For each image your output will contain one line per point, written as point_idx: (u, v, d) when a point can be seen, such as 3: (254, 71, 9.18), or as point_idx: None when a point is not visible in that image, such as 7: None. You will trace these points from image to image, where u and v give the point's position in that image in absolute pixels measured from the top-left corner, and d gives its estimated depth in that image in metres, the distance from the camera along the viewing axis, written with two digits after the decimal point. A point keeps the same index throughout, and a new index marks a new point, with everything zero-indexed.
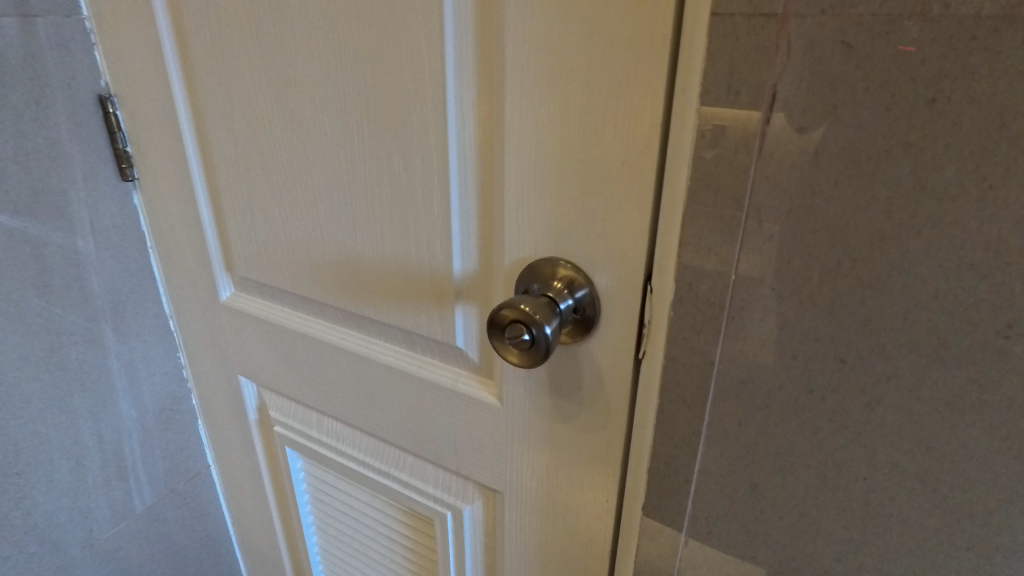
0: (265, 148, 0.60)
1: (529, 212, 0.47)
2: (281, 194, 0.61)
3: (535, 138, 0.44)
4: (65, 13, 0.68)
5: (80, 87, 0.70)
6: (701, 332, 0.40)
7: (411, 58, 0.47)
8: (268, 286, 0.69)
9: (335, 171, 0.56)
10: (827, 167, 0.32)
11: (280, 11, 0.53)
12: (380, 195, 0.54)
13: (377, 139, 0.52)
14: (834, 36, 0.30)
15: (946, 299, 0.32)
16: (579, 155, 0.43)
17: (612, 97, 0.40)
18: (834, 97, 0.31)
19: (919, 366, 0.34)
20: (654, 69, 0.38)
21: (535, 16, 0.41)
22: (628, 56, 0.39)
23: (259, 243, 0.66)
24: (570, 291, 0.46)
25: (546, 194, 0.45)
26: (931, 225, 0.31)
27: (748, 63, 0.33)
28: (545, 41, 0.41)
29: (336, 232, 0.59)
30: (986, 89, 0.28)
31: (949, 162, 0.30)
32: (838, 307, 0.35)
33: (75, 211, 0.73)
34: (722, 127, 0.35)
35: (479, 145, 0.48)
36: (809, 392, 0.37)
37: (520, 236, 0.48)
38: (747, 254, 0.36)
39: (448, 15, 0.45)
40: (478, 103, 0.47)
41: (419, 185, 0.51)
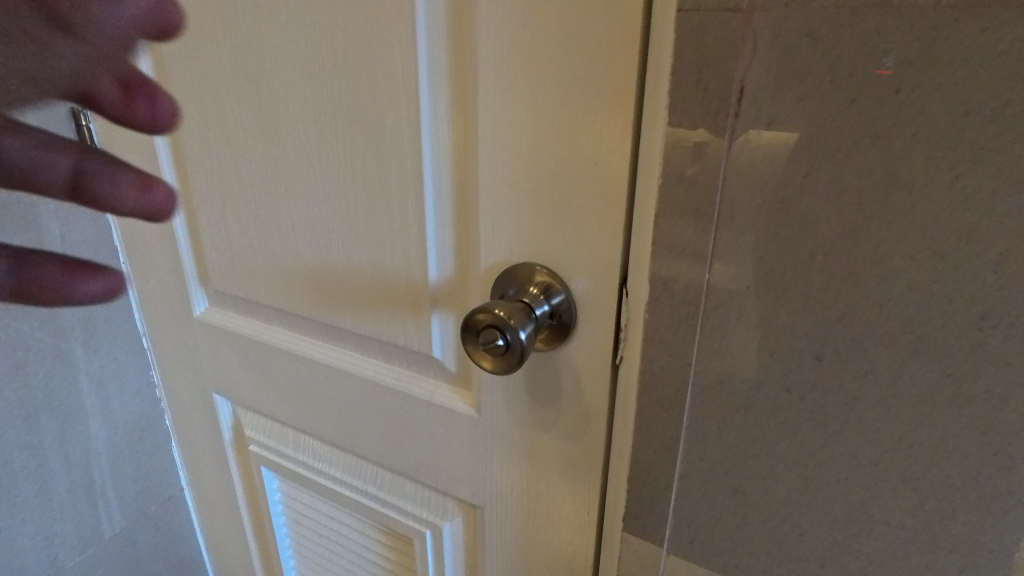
0: (239, 157, 0.60)
1: (504, 216, 0.46)
2: (254, 203, 0.60)
3: (509, 140, 0.44)
4: None
5: None
6: (677, 332, 0.39)
7: (385, 63, 0.47)
8: (243, 299, 0.68)
9: (309, 178, 0.55)
10: (796, 160, 0.32)
11: (255, 18, 0.52)
12: (356, 202, 0.53)
13: (351, 145, 0.51)
14: (799, 29, 0.30)
15: (919, 292, 0.32)
16: (552, 157, 0.43)
17: (585, 97, 0.40)
18: (801, 89, 0.31)
19: (896, 361, 0.33)
20: (625, 67, 0.38)
21: (507, 19, 0.41)
22: (599, 54, 0.39)
23: (233, 255, 0.65)
24: (547, 297, 0.45)
25: (521, 197, 0.45)
26: (902, 216, 0.31)
27: (715, 58, 0.32)
28: (517, 43, 0.41)
29: (311, 241, 0.58)
30: (949, 78, 0.28)
31: (916, 152, 0.30)
32: (813, 303, 0.34)
33: (44, 224, 0.71)
34: (692, 123, 0.34)
35: (453, 148, 0.48)
36: (788, 391, 0.37)
37: (495, 240, 0.48)
38: (720, 251, 0.36)
39: (421, 19, 0.45)
40: (452, 107, 0.47)
41: (394, 191, 0.51)
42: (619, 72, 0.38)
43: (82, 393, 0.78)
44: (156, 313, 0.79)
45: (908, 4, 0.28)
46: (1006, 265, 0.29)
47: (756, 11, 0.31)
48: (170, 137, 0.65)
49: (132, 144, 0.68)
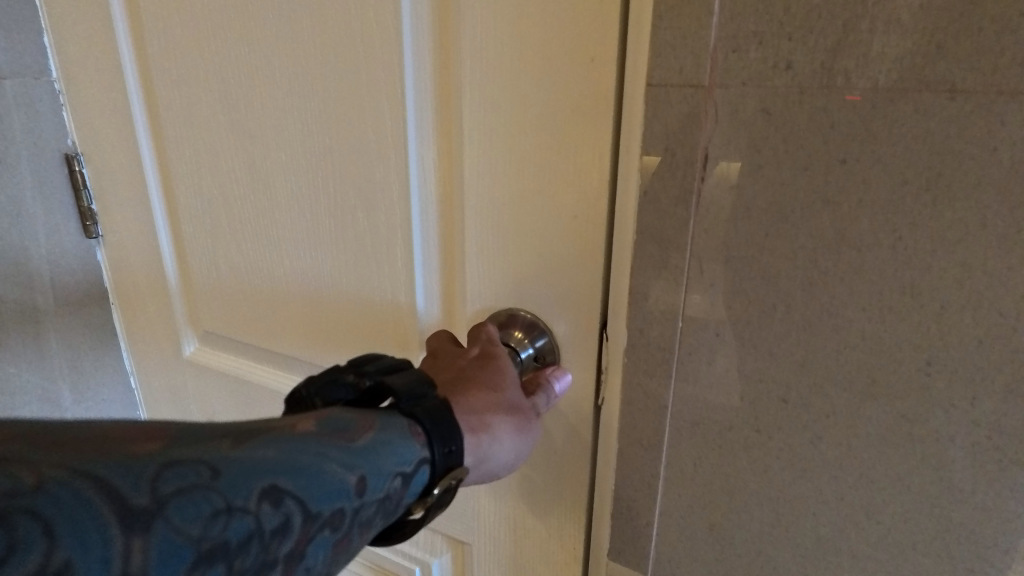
0: (232, 204, 0.61)
1: (490, 263, 0.49)
2: (246, 248, 0.62)
3: (494, 193, 0.47)
4: (33, 74, 0.68)
5: (46, 145, 0.70)
6: (654, 376, 0.41)
7: (375, 119, 0.49)
8: (232, 339, 0.69)
9: (300, 225, 0.57)
10: (757, 220, 0.35)
11: (249, 75, 0.55)
12: (346, 249, 0.55)
13: (342, 195, 0.54)
14: (755, 104, 0.33)
15: (872, 340, 0.34)
16: (535, 209, 0.45)
17: (565, 155, 0.43)
18: (759, 157, 0.34)
19: (854, 403, 0.36)
20: (600, 130, 0.41)
21: (491, 83, 0.44)
22: (576, 117, 0.42)
23: (224, 297, 0.67)
24: (530, 339, 0.48)
25: (505, 246, 0.48)
26: (853, 272, 0.34)
27: (681, 127, 0.35)
28: (500, 106, 0.44)
29: (302, 285, 0.60)
30: (888, 151, 0.31)
31: (862, 215, 0.33)
32: (778, 349, 0.37)
33: (34, 267, 0.72)
34: (661, 184, 0.37)
35: (440, 199, 0.50)
36: (757, 431, 0.39)
37: (482, 286, 0.50)
38: (692, 301, 0.38)
39: (409, 80, 0.47)
40: (439, 161, 0.49)
41: (383, 238, 0.53)
42: (594, 134, 0.41)
43: None
44: (145, 354, 0.79)
45: (849, 86, 0.31)
46: (946, 317, 0.33)
47: (717, 87, 0.34)
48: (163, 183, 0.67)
49: (125, 188, 0.70)
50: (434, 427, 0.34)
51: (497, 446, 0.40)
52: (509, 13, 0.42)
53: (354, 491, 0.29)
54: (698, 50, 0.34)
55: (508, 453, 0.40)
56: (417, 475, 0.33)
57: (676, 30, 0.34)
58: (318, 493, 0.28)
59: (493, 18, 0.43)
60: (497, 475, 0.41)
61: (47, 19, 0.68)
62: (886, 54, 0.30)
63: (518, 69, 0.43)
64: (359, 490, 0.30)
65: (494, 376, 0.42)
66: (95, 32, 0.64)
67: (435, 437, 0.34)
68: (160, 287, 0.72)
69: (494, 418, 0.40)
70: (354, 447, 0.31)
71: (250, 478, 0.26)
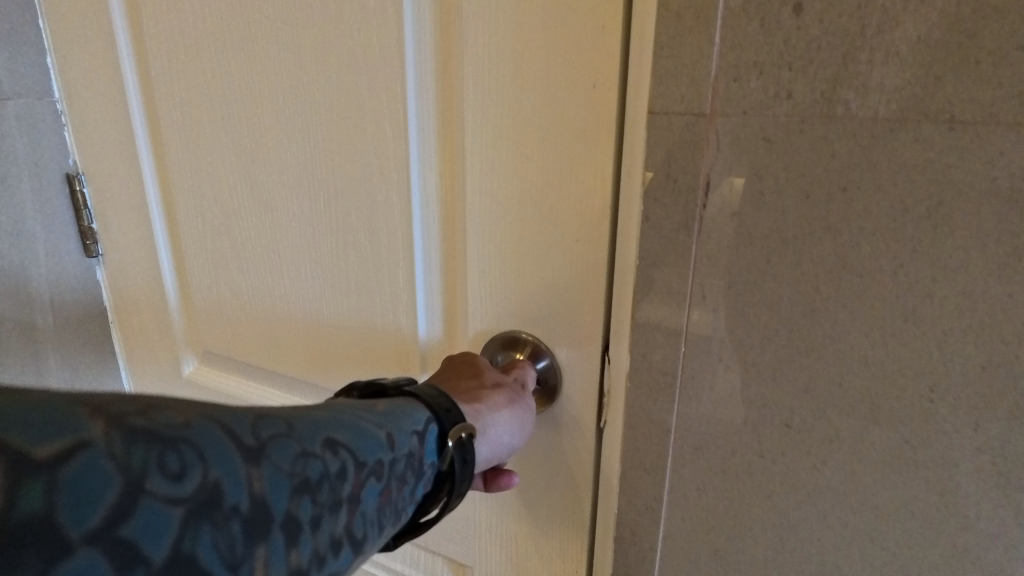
0: (233, 225, 0.62)
1: (491, 284, 0.49)
2: (247, 268, 0.62)
3: (495, 214, 0.47)
4: (37, 95, 0.69)
5: (48, 165, 0.71)
6: (656, 400, 0.41)
7: (377, 141, 0.50)
8: (231, 359, 0.69)
9: (301, 246, 0.58)
10: (760, 246, 0.35)
11: (252, 97, 0.55)
12: (347, 270, 0.55)
13: (344, 216, 0.54)
14: (756, 133, 0.34)
15: (874, 365, 0.35)
16: (536, 231, 0.45)
17: (566, 178, 0.43)
18: (761, 184, 0.34)
19: (857, 428, 0.36)
20: (601, 154, 0.41)
21: (492, 105, 0.44)
22: (578, 142, 0.42)
23: (225, 317, 0.67)
24: (533, 362, 0.48)
25: (507, 267, 0.48)
26: (856, 298, 0.34)
27: (683, 154, 0.36)
28: (501, 128, 0.44)
29: (302, 304, 0.60)
30: (888, 180, 0.32)
31: (864, 242, 0.33)
32: (780, 374, 0.37)
33: (34, 287, 0.72)
34: (664, 210, 0.37)
35: (442, 220, 0.50)
36: (761, 455, 0.39)
37: (483, 306, 0.50)
38: (694, 327, 0.39)
39: (411, 103, 0.47)
40: (440, 182, 0.49)
41: (385, 260, 0.53)
42: (596, 159, 0.42)
43: None
44: (145, 373, 0.79)
45: (849, 115, 0.32)
46: (948, 343, 0.33)
47: (718, 116, 0.34)
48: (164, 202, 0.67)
49: (126, 208, 0.70)
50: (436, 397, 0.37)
51: (495, 421, 0.41)
52: (511, 39, 0.42)
53: (386, 444, 0.31)
54: (700, 79, 0.34)
55: (511, 430, 0.42)
56: (429, 436, 0.35)
57: (677, 59, 0.34)
58: (365, 445, 0.30)
59: (495, 44, 0.43)
60: (507, 446, 0.42)
61: (50, 40, 0.68)
62: (885, 85, 0.31)
63: (520, 94, 0.43)
64: (391, 444, 0.31)
65: (469, 368, 0.45)
66: (98, 53, 0.65)
67: (436, 405, 0.36)
68: (159, 306, 0.72)
69: (484, 391, 0.42)
70: (375, 413, 0.33)
71: (315, 430, 0.28)
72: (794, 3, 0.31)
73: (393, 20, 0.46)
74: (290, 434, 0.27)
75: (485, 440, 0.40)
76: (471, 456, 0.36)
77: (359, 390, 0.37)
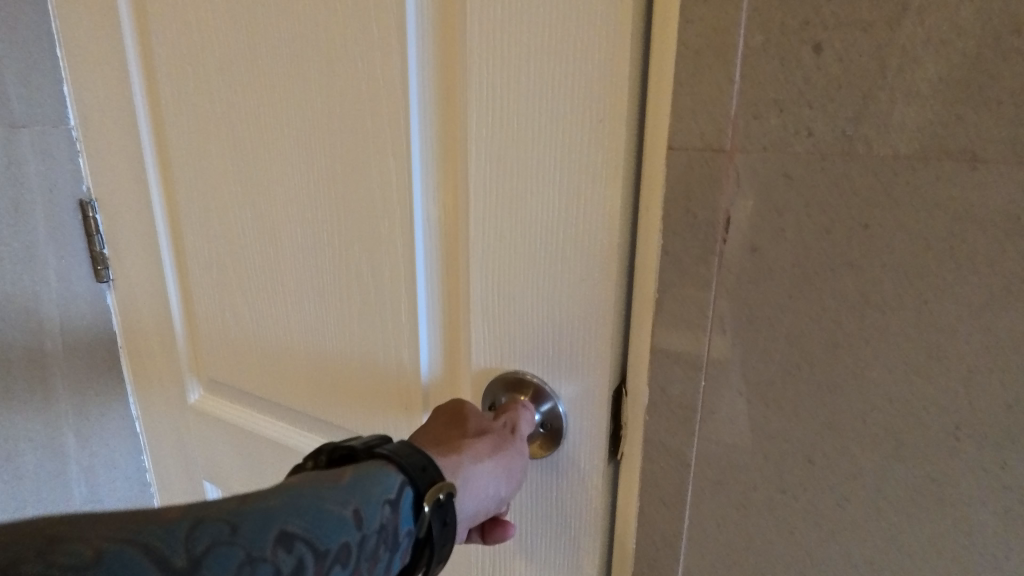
0: (239, 253, 0.62)
1: (496, 321, 0.47)
2: (253, 296, 0.62)
3: (499, 250, 0.45)
4: (52, 123, 0.69)
5: (61, 192, 0.71)
6: (675, 434, 0.41)
7: (381, 173, 0.49)
8: (237, 387, 0.69)
9: (307, 275, 0.57)
10: (780, 282, 0.35)
11: (261, 127, 0.55)
12: (350, 302, 0.55)
13: (348, 248, 0.54)
14: (776, 169, 0.34)
15: (897, 402, 0.34)
16: (541, 268, 0.44)
17: (574, 215, 0.42)
18: (781, 220, 0.34)
19: (881, 465, 0.36)
20: (613, 188, 0.40)
21: (495, 140, 0.43)
22: (590, 175, 0.40)
23: (230, 345, 0.66)
24: (537, 405, 0.47)
25: (512, 304, 0.46)
26: (878, 335, 0.34)
27: (702, 190, 0.36)
28: (504, 164, 0.43)
29: (305, 335, 0.60)
30: (910, 216, 0.32)
31: (886, 278, 0.33)
32: (802, 409, 0.37)
33: (44, 313, 0.72)
34: (683, 244, 0.37)
35: (445, 253, 0.49)
36: (782, 491, 0.39)
37: (487, 343, 0.48)
38: (713, 361, 0.38)
39: (414, 136, 0.47)
40: (443, 215, 0.48)
41: (388, 293, 0.52)
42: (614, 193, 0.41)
43: (71, 480, 0.77)
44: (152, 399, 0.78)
45: (871, 153, 0.32)
46: (973, 380, 0.32)
47: (738, 151, 0.34)
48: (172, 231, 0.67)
49: (138, 234, 0.70)
50: (405, 456, 0.36)
51: (478, 472, 0.40)
52: (512, 73, 0.41)
53: (351, 524, 0.31)
54: (719, 116, 0.34)
55: (496, 479, 0.41)
56: (405, 501, 0.34)
57: (697, 96, 0.35)
58: (324, 532, 0.30)
59: (495, 77, 0.42)
60: (494, 498, 0.41)
61: (67, 68, 0.69)
62: (906, 124, 0.31)
63: (527, 128, 0.42)
64: (357, 522, 0.32)
65: (452, 419, 0.44)
66: (111, 82, 0.65)
67: (410, 464, 0.35)
68: (167, 332, 0.72)
69: (465, 442, 0.42)
70: (337, 489, 0.32)
71: (263, 529, 0.29)
72: (813, 42, 0.31)
73: (398, 54, 0.46)
74: (232, 542, 0.28)
75: (468, 493, 0.40)
76: (451, 517, 0.36)
77: (326, 455, 0.37)
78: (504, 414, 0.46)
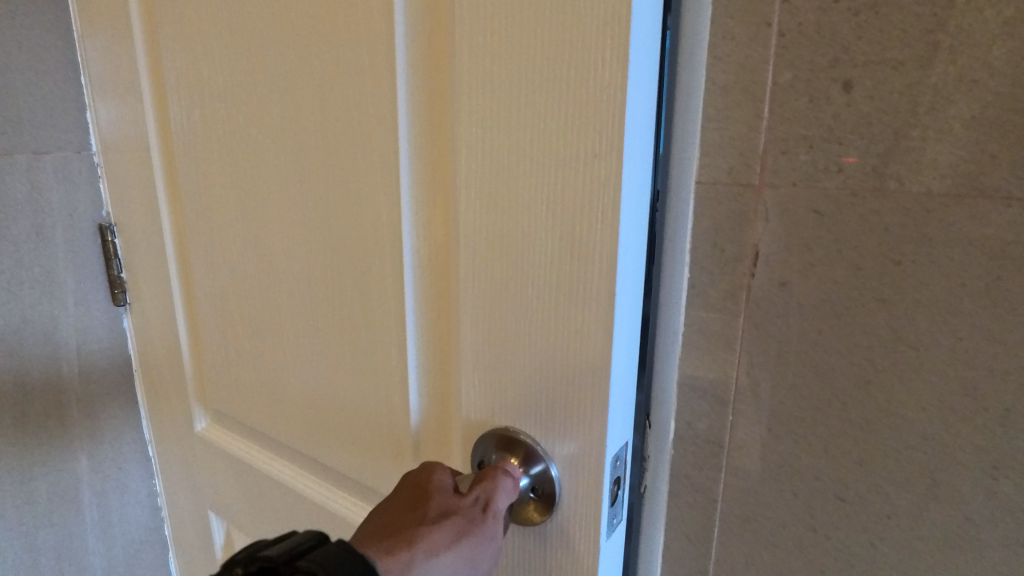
0: (239, 283, 0.61)
1: (484, 370, 0.42)
2: (255, 327, 0.61)
3: (484, 291, 0.40)
4: (75, 149, 0.70)
5: (81, 217, 0.72)
6: (701, 469, 0.41)
7: (370, 205, 0.47)
8: (238, 419, 0.68)
9: (302, 309, 0.56)
10: (810, 317, 0.35)
11: (257, 160, 0.55)
12: (340, 341, 0.53)
13: (336, 285, 0.52)
14: (806, 205, 0.34)
15: (931, 440, 0.34)
16: (529, 314, 0.38)
17: (566, 255, 0.36)
18: (810, 255, 0.34)
19: (915, 504, 0.35)
20: (609, 233, 0.34)
21: (479, 169, 0.38)
22: (580, 218, 0.35)
23: (232, 376, 0.66)
24: (525, 467, 0.41)
25: (500, 352, 0.41)
26: (911, 372, 0.33)
27: (730, 224, 0.36)
28: (489, 195, 0.38)
29: (301, 371, 0.58)
30: (944, 253, 0.31)
31: (920, 315, 0.32)
32: (832, 446, 0.36)
33: (62, 338, 0.72)
34: (711, 278, 0.37)
35: (434, 287, 0.46)
36: (812, 529, 0.38)
37: (477, 393, 0.43)
38: (741, 395, 0.38)
39: (404, 164, 0.44)
40: (434, 249, 0.45)
41: (376, 337, 0.50)
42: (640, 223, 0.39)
43: (82, 505, 0.77)
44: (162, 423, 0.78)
45: (903, 189, 0.32)
46: (1011, 420, 0.32)
47: (766, 187, 0.34)
48: (178, 259, 0.67)
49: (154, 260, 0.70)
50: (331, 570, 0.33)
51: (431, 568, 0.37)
52: (491, 94, 0.36)
53: None
54: (747, 152, 0.34)
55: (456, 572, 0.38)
56: None
57: (724, 131, 0.35)
58: None
59: (473, 98, 0.37)
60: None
61: (89, 95, 0.70)
62: (939, 161, 0.31)
63: (509, 162, 0.37)
64: None
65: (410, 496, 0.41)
66: (127, 110, 0.66)
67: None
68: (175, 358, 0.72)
69: (417, 534, 0.38)
70: None
71: None
72: (843, 81, 0.31)
73: (387, 80, 0.43)
74: None
75: None
76: None
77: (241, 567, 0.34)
78: (479, 482, 0.40)
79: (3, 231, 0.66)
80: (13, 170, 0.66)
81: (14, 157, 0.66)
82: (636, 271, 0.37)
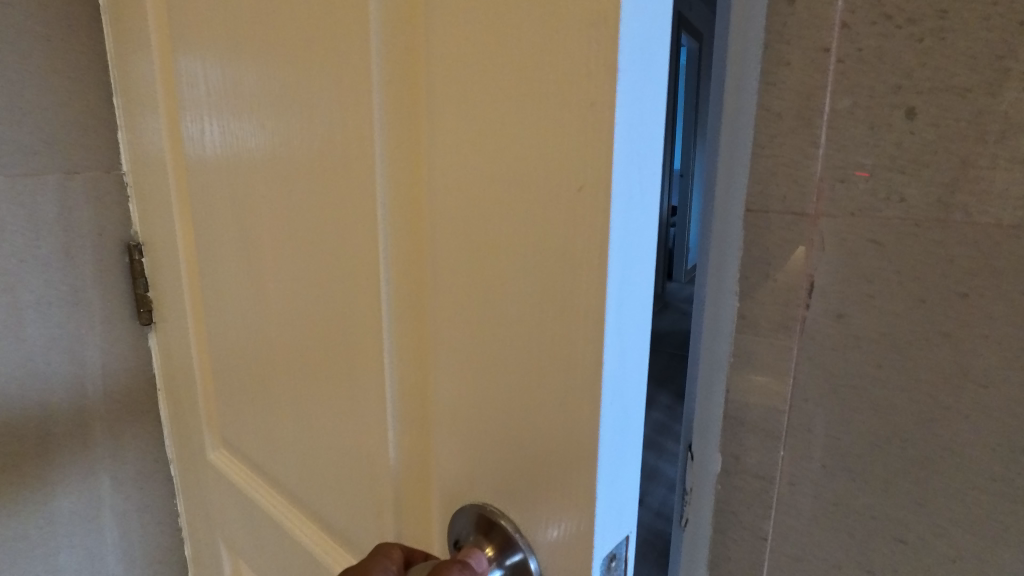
0: (232, 306, 0.53)
1: (466, 432, 0.33)
2: (247, 360, 0.52)
3: (465, 337, 0.32)
4: (104, 168, 0.68)
5: (109, 235, 0.69)
6: (750, 505, 0.39)
7: (341, 219, 0.37)
8: (235, 456, 0.60)
9: (293, 343, 0.45)
10: (868, 351, 0.34)
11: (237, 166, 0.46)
12: (333, 384, 0.41)
13: (326, 316, 0.41)
14: (865, 236, 0.32)
15: (999, 481, 0.32)
16: (509, 374, 0.30)
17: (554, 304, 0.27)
18: (870, 287, 0.33)
19: (979, 547, 0.34)
20: (593, 290, 0.26)
21: (459, 183, 0.30)
22: (557, 274, 0.27)
23: (231, 409, 0.58)
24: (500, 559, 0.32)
25: (480, 414, 0.32)
26: (977, 410, 0.32)
27: (783, 254, 0.35)
28: (469, 219, 0.30)
29: (291, 416, 0.47)
30: (1014, 287, 0.30)
31: (987, 351, 0.31)
32: (891, 485, 0.35)
33: (88, 359, 0.69)
34: (762, 309, 0.36)
35: (408, 327, 0.35)
36: (868, 570, 0.36)
37: (454, 457, 0.34)
38: (794, 430, 0.37)
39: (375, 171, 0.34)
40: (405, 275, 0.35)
41: (354, 385, 0.40)
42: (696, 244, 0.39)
43: (103, 528, 0.74)
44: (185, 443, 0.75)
45: (969, 221, 0.30)
46: None
47: (822, 216, 0.33)
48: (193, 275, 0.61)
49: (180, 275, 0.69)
50: None
51: None
52: (467, 88, 0.28)
53: None
54: (802, 180, 0.33)
55: None
56: None
57: (778, 159, 0.34)
58: None
59: (448, 123, 0.29)
60: None
61: (121, 114, 0.67)
62: (1009, 191, 0.29)
63: (495, 171, 0.28)
64: None
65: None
66: (143, 121, 0.63)
67: None
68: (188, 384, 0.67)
69: None
70: None
71: None
72: (905, 107, 0.30)
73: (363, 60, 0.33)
74: None
75: None
76: None
77: None
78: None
79: (34, 249, 0.64)
80: (47, 189, 0.64)
81: (47, 177, 0.64)
82: (640, 347, 0.28)
